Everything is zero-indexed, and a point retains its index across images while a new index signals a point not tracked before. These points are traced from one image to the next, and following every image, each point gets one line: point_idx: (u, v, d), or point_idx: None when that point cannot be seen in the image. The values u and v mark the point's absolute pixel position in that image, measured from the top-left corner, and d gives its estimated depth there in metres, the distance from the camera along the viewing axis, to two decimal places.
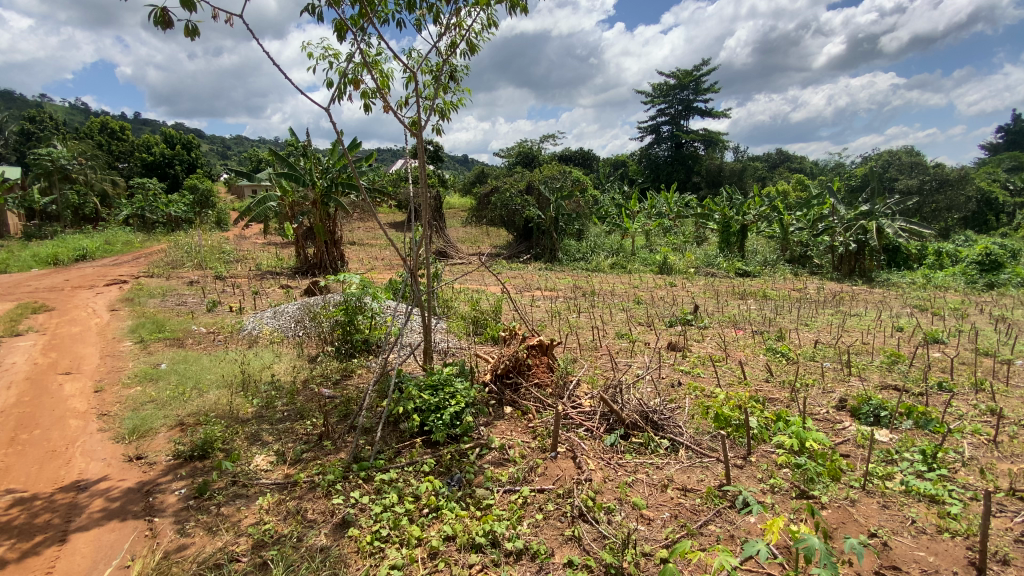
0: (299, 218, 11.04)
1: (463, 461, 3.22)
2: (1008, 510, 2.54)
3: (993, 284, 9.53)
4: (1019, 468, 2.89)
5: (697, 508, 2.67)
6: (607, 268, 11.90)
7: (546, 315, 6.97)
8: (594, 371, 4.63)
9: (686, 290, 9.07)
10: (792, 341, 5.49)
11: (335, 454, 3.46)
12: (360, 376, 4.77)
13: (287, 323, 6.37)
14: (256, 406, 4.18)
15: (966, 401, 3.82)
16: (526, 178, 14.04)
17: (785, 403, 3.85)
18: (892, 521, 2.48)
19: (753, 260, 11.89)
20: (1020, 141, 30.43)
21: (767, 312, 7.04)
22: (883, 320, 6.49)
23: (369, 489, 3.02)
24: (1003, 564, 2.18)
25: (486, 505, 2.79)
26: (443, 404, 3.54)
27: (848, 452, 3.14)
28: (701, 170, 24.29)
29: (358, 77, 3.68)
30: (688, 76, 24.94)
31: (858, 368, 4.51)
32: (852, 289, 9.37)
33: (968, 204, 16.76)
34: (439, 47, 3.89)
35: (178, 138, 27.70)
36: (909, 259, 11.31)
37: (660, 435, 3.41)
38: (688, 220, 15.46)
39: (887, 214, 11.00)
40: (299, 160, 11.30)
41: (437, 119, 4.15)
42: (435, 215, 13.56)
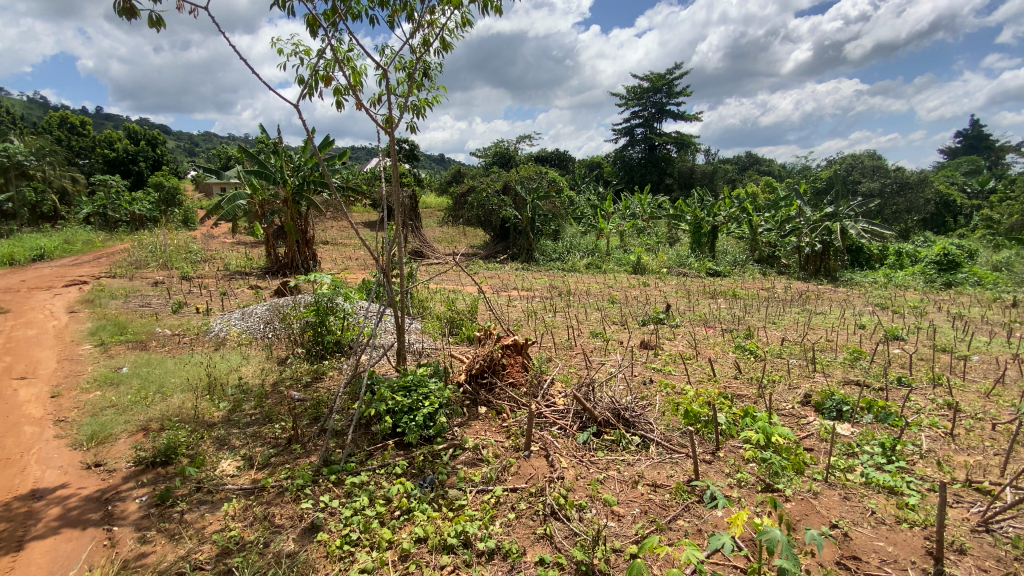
0: (269, 217, 10.78)
1: (436, 463, 3.19)
2: (963, 500, 2.65)
3: (950, 283, 9.97)
4: (974, 460, 3.03)
5: (667, 503, 2.71)
6: (583, 268, 12.00)
7: (522, 315, 6.97)
8: (569, 370, 4.66)
9: (658, 290, 9.21)
10: (760, 339, 5.64)
11: (305, 458, 3.38)
12: (331, 378, 4.69)
13: (256, 324, 6.20)
14: (223, 410, 4.05)
15: (924, 396, 3.98)
16: (502, 178, 14.03)
17: (752, 399, 3.95)
18: (853, 512, 2.56)
19: (723, 260, 12.16)
20: (977, 145, 31.94)
21: (737, 311, 7.19)
22: (847, 318, 6.72)
23: (339, 492, 2.97)
24: (960, 554, 2.27)
25: (458, 506, 2.77)
26: (416, 405, 3.50)
27: (812, 446, 3.23)
28: (674, 172, 24.74)
29: (329, 73, 3.59)
30: (661, 79, 25.34)
31: (822, 364, 4.66)
32: (818, 288, 9.66)
33: (926, 207, 17.49)
34: (412, 45, 3.82)
35: (143, 134, 26.77)
36: (872, 259, 11.73)
37: (631, 432, 3.45)
38: (661, 221, 15.70)
39: (851, 215, 11.42)
40: (270, 158, 11.04)
41: (412, 117, 4.07)
42: (411, 215, 13.43)
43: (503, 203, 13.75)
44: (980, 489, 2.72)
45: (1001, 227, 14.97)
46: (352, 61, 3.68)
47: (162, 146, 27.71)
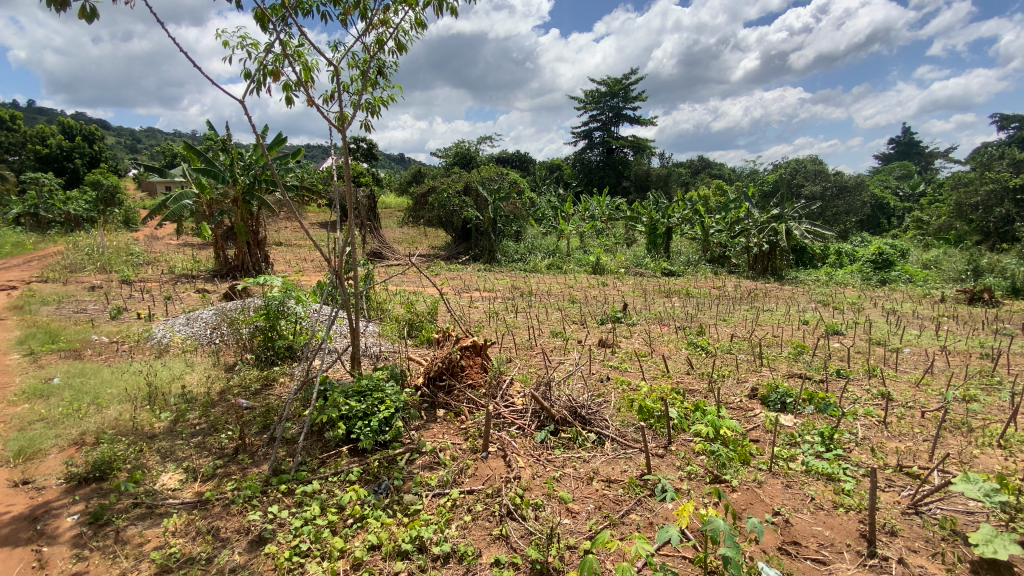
0: (217, 217, 10.31)
1: (392, 468, 3.12)
2: (895, 484, 2.83)
3: (885, 281, 10.64)
4: (904, 446, 3.23)
5: (620, 498, 2.76)
6: (544, 268, 12.10)
7: (483, 316, 6.95)
8: (528, 370, 4.66)
9: (616, 289, 9.38)
10: (711, 335, 5.85)
11: (253, 468, 3.24)
12: (282, 385, 4.51)
13: (202, 330, 5.91)
14: (164, 421, 3.82)
15: (860, 386, 4.23)
16: (463, 178, 13.97)
17: (703, 394, 4.08)
18: (795, 499, 2.68)
19: (678, 260, 12.55)
20: (908, 152, 34.29)
21: (690, 309, 7.43)
22: (792, 314, 7.07)
23: (289, 502, 2.85)
24: (890, 536, 2.42)
25: (413, 511, 2.72)
26: (371, 410, 3.41)
27: (757, 437, 3.37)
28: (631, 175, 25.35)
29: (279, 69, 3.41)
30: (617, 83, 25.92)
31: (768, 359, 4.88)
32: (766, 287, 10.09)
33: (862, 209, 18.64)
34: (365, 43, 3.70)
35: (78, 130, 25.12)
36: (814, 259, 12.36)
37: (587, 429, 3.50)
38: (619, 222, 16.02)
39: (795, 217, 12.04)
40: (219, 156, 10.56)
41: (366, 115, 3.91)
42: (369, 215, 13.15)
43: (464, 204, 13.67)
44: (909, 474, 2.91)
45: (929, 228, 16.12)
46: (303, 57, 3.49)
47: (100, 142, 26.06)
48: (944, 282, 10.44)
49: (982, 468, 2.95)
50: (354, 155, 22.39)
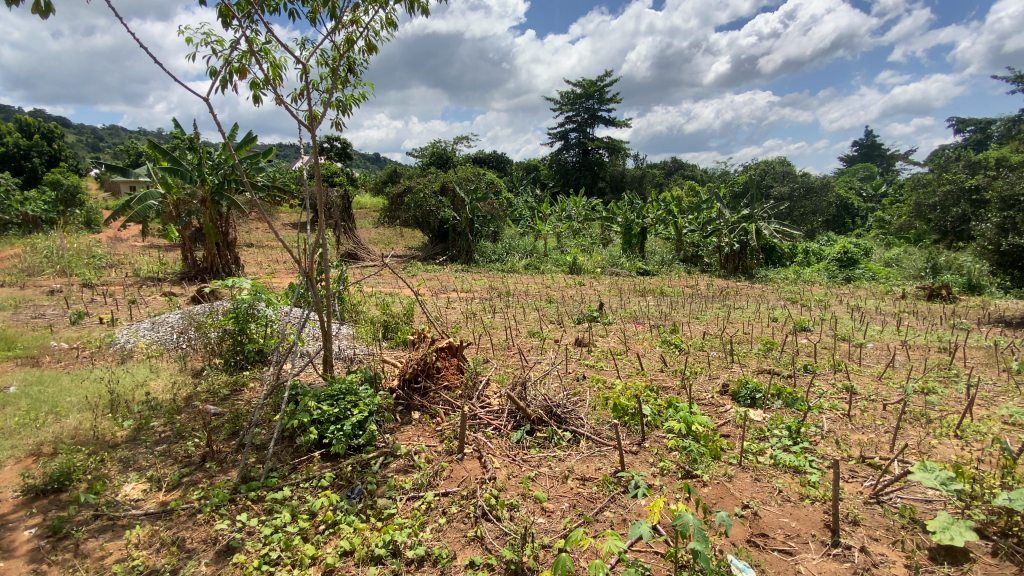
0: (185, 218, 9.99)
1: (365, 472, 3.07)
2: (858, 475, 2.92)
3: (850, 278, 11.00)
4: (866, 438, 3.35)
5: (594, 495, 2.78)
6: (521, 268, 12.12)
7: (459, 317, 6.92)
8: (505, 370, 4.66)
9: (593, 289, 9.45)
10: (684, 333, 5.95)
11: (221, 476, 3.14)
12: (252, 390, 4.39)
13: (168, 335, 5.72)
14: (128, 430, 3.68)
15: (826, 380, 4.37)
16: (440, 178, 13.90)
17: (676, 391, 4.15)
18: (763, 492, 2.75)
19: (652, 260, 12.74)
20: (871, 154, 35.55)
21: (664, 307, 7.55)
22: (761, 312, 7.25)
23: (259, 510, 2.78)
24: (853, 525, 2.50)
25: (387, 515, 2.68)
26: (344, 414, 3.35)
27: (729, 433, 3.44)
28: (606, 175, 25.63)
29: (245, 66, 3.30)
30: (592, 85, 26.18)
31: (739, 355, 4.99)
32: (737, 285, 10.29)
33: (828, 209, 19.26)
34: (335, 42, 3.62)
35: (36, 127, 24.08)
36: (783, 257, 12.70)
37: (563, 428, 3.51)
38: (595, 223, 16.15)
39: (764, 217, 12.36)
40: (186, 155, 10.26)
41: (337, 114, 3.82)
42: (343, 215, 12.95)
43: (440, 204, 13.58)
44: (871, 464, 3.01)
45: (890, 228, 16.76)
46: (271, 54, 3.38)
47: (60, 139, 25.02)
48: (905, 279, 10.86)
49: (940, 457, 3.07)
50: (327, 155, 22.02)
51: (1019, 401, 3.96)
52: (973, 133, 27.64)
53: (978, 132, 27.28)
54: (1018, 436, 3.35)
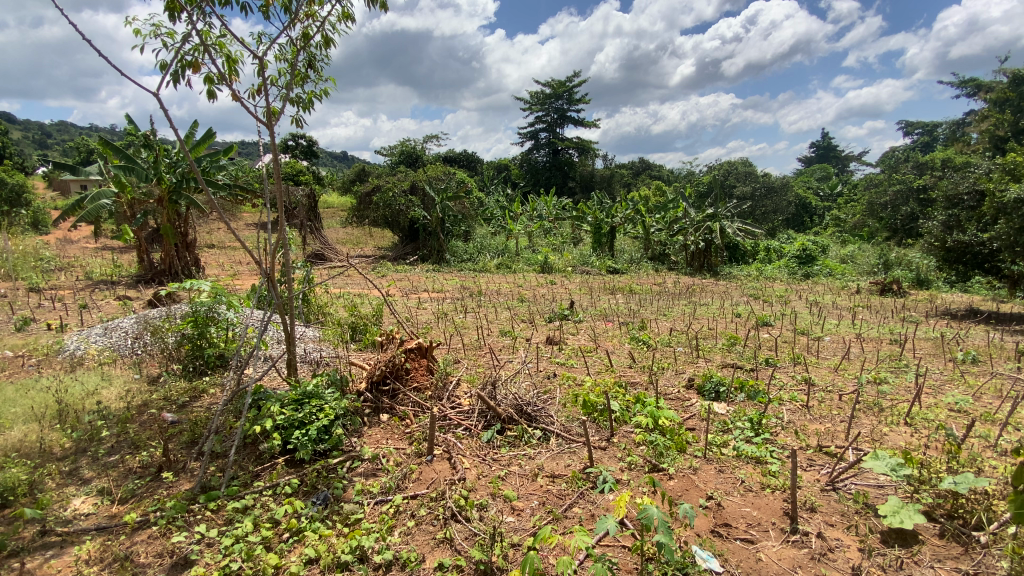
0: (140, 218, 9.55)
1: (332, 477, 3.00)
2: (815, 463, 3.03)
3: (808, 274, 11.43)
4: (823, 427, 3.48)
5: (563, 492, 2.80)
6: (493, 268, 12.09)
7: (430, 317, 6.87)
8: (476, 370, 4.64)
9: (564, 288, 9.52)
10: (652, 330, 6.07)
11: (179, 486, 3.02)
12: (212, 396, 4.23)
13: (122, 341, 5.45)
14: (77, 441, 3.49)
15: (786, 373, 4.53)
16: (409, 178, 13.75)
17: (643, 386, 4.23)
18: (726, 483, 2.82)
19: (621, 259, 12.94)
20: (827, 155, 37.03)
21: (633, 305, 7.67)
22: (725, 308, 7.47)
23: (219, 521, 2.68)
24: (811, 512, 2.59)
25: (354, 520, 2.62)
26: (309, 418, 3.26)
27: (694, 426, 3.52)
28: (576, 175, 25.87)
29: (198, 60, 3.16)
30: (561, 85, 26.36)
31: (704, 350, 5.12)
32: (703, 282, 10.54)
33: (787, 208, 19.96)
34: (291, 37, 3.49)
35: None
36: (746, 255, 13.09)
37: (533, 426, 3.51)
38: (565, 222, 16.28)
39: (728, 215, 12.73)
40: (140, 152, 9.82)
41: (296, 111, 3.69)
42: (310, 215, 12.65)
43: (410, 203, 13.41)
44: (828, 453, 3.13)
45: (846, 226, 17.50)
46: (225, 48, 3.25)
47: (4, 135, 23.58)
48: (860, 274, 11.35)
49: (890, 444, 3.22)
50: (293, 153, 21.49)
51: (963, 389, 4.20)
52: (920, 136, 29.14)
53: (925, 134, 28.75)
54: (962, 421, 3.55)
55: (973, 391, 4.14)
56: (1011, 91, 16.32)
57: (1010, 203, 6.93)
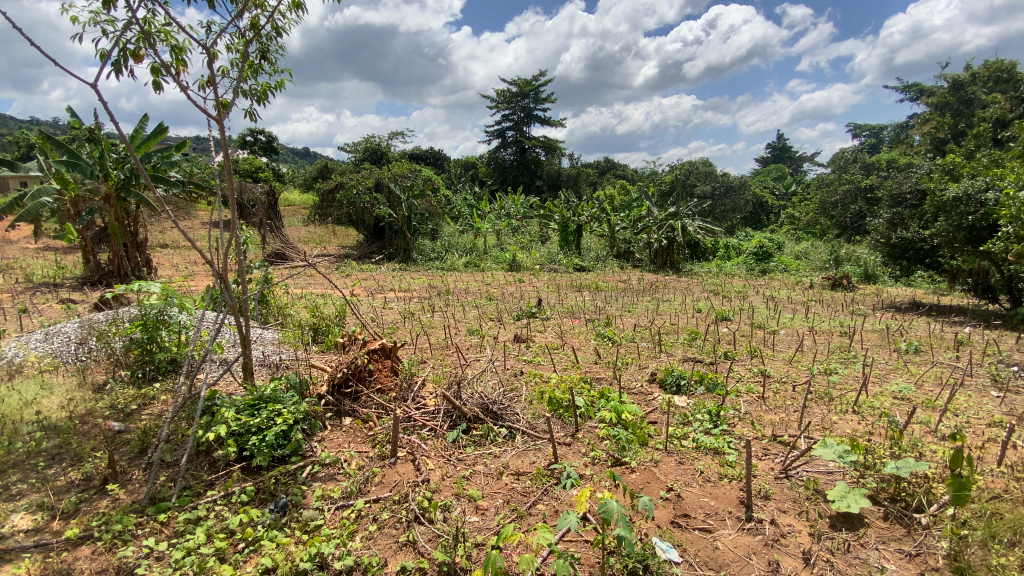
0: (84, 217, 9.01)
1: (291, 483, 2.92)
2: (770, 452, 3.14)
3: (765, 270, 11.87)
4: (778, 417, 3.62)
5: (528, 489, 2.81)
6: (461, 267, 12.01)
7: (397, 317, 6.76)
8: (442, 369, 4.60)
9: (532, 285, 9.56)
10: (617, 326, 6.17)
11: (127, 498, 2.86)
12: (163, 403, 4.04)
13: (64, 347, 5.13)
14: (13, 454, 3.25)
15: (744, 366, 4.68)
16: (374, 175, 13.49)
17: (608, 381, 4.30)
18: (686, 475, 2.89)
19: (588, 257, 13.11)
20: (782, 156, 38.51)
21: (599, 302, 7.77)
22: (687, 304, 7.67)
23: (168, 533, 2.55)
24: (765, 499, 2.68)
25: (313, 527, 2.55)
26: (267, 424, 3.14)
27: (656, 419, 3.60)
28: (543, 174, 26.04)
29: (141, 49, 2.99)
30: (528, 84, 26.39)
31: (666, 345, 5.24)
32: (666, 279, 10.78)
33: (745, 207, 20.65)
34: (239, 27, 3.33)
35: None
36: (706, 252, 13.46)
37: (498, 424, 3.51)
38: (533, 220, 16.33)
39: (689, 214, 13.07)
40: (84, 146, 9.28)
41: (249, 103, 3.53)
42: (269, 213, 12.25)
43: (375, 201, 13.17)
44: (782, 442, 3.25)
45: (800, 224, 18.26)
46: (171, 37, 3.08)
47: None
48: (812, 270, 11.86)
49: (839, 432, 3.37)
50: (251, 148, 20.75)
51: (906, 377, 4.46)
52: (867, 138, 30.65)
53: (872, 137, 30.25)
54: (905, 408, 3.76)
55: (915, 379, 4.39)
56: (950, 96, 17.32)
57: (949, 202, 7.36)
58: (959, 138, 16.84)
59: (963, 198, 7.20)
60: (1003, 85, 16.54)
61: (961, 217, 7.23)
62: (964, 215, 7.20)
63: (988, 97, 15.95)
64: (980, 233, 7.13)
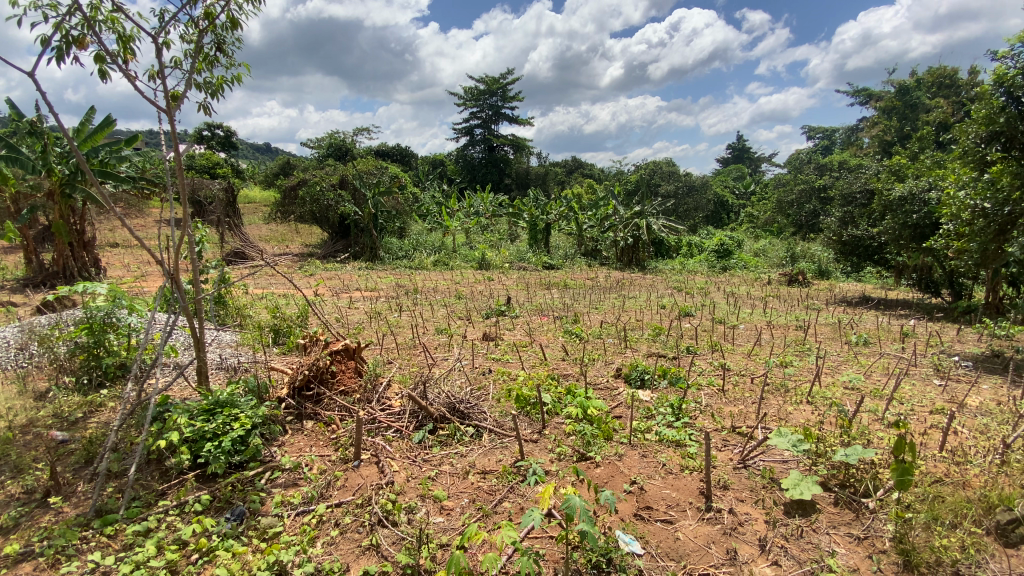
0: (25, 214, 8.45)
1: (248, 490, 2.82)
2: (729, 443, 3.24)
3: (726, 267, 12.24)
4: (736, 408, 3.74)
5: (493, 488, 2.80)
6: (430, 265, 11.88)
7: (363, 317, 6.63)
8: (408, 369, 4.54)
9: (501, 284, 9.55)
10: (584, 323, 6.24)
11: (72, 511, 2.71)
12: (111, 411, 3.84)
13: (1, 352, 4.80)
14: None
15: (706, 360, 4.81)
16: (338, 171, 13.17)
17: (575, 377, 4.34)
18: (649, 467, 2.95)
19: (556, 255, 13.21)
20: (742, 156, 39.73)
21: (567, 299, 7.83)
22: (652, 300, 7.83)
23: (116, 547, 2.43)
24: (723, 489, 2.76)
25: (272, 534, 2.47)
26: (222, 429, 3.03)
27: (621, 413, 3.66)
28: (511, 172, 26.09)
29: (85, 36, 2.81)
30: (495, 82, 26.32)
31: (632, 341, 5.34)
32: (632, 277, 10.97)
33: (707, 206, 21.23)
34: (193, 16, 3.18)
35: None
36: (670, 250, 13.77)
37: (465, 423, 3.49)
38: (502, 219, 16.33)
39: (653, 213, 13.33)
40: (23, 140, 8.68)
41: (203, 96, 3.39)
42: (228, 210, 11.79)
43: (340, 198, 12.88)
44: (740, 433, 3.35)
45: (758, 223, 18.93)
46: (118, 25, 2.92)
47: None
48: (770, 267, 12.30)
49: (794, 422, 3.51)
50: (208, 143, 19.94)
51: (856, 367, 4.68)
52: (820, 140, 31.94)
53: (825, 139, 31.58)
54: (855, 397, 3.95)
55: (864, 369, 4.62)
56: (897, 101, 18.25)
57: (896, 201, 7.77)
58: (905, 141, 17.77)
59: (908, 198, 7.61)
60: (945, 91, 17.49)
61: (906, 216, 7.63)
62: (909, 214, 7.61)
63: (931, 103, 16.87)
64: (924, 231, 7.54)
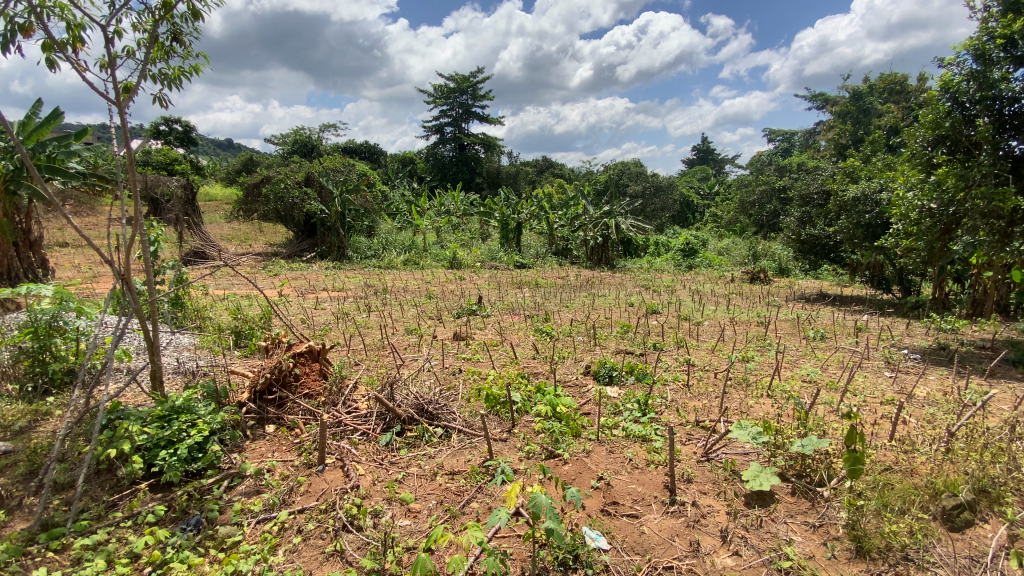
0: None
1: (206, 499, 2.72)
2: (693, 438, 3.31)
3: (692, 265, 12.54)
4: (700, 403, 3.83)
5: (462, 488, 2.79)
6: (400, 264, 11.74)
7: (330, 318, 6.49)
8: (376, 370, 4.47)
9: (472, 283, 9.51)
10: (554, 321, 6.28)
11: (14, 526, 2.55)
12: (58, 419, 3.64)
13: None
14: None
15: (672, 356, 4.92)
16: (304, 168, 12.85)
17: (544, 375, 4.37)
18: (615, 463, 2.99)
19: (527, 253, 13.25)
20: (707, 157, 40.62)
21: (537, 298, 7.85)
22: (621, 298, 7.95)
23: (63, 562, 2.30)
24: (687, 482, 2.83)
25: (230, 544, 2.40)
26: (178, 436, 2.91)
27: (589, 410, 3.70)
28: (482, 171, 26.03)
29: (30, 24, 2.65)
30: (465, 80, 26.21)
31: (600, 338, 5.40)
32: (601, 275, 11.10)
33: (674, 206, 21.69)
34: (148, 5, 3.04)
35: None
36: (638, 249, 14.02)
37: (433, 424, 3.46)
38: (472, 218, 16.27)
39: (622, 212, 13.53)
40: None
41: (160, 87, 3.24)
42: (186, 208, 11.34)
43: (306, 196, 12.53)
44: (703, 427, 3.44)
45: (723, 222, 19.49)
46: (67, 12, 2.77)
47: None
48: (734, 265, 12.67)
49: (754, 415, 3.63)
50: (166, 138, 19.14)
51: (813, 361, 4.88)
52: (781, 143, 33.06)
53: (785, 142, 32.74)
54: (812, 390, 4.12)
55: (821, 363, 4.81)
56: (851, 105, 19.07)
57: (850, 201, 8.12)
58: (859, 144, 18.59)
59: (862, 198, 7.96)
60: (895, 97, 18.41)
61: (860, 215, 7.99)
62: (862, 213, 7.96)
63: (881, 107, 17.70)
64: (875, 230, 7.89)
